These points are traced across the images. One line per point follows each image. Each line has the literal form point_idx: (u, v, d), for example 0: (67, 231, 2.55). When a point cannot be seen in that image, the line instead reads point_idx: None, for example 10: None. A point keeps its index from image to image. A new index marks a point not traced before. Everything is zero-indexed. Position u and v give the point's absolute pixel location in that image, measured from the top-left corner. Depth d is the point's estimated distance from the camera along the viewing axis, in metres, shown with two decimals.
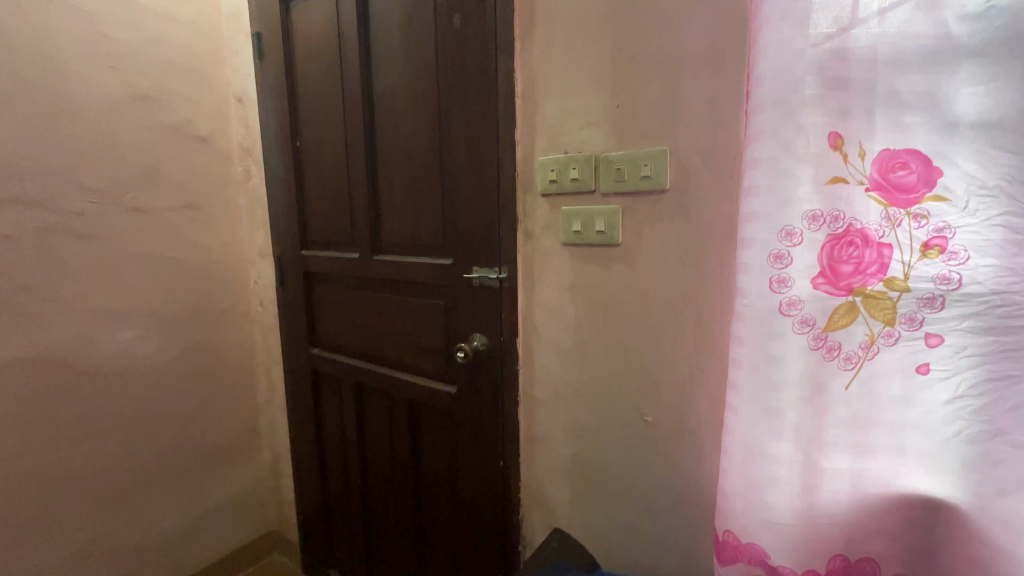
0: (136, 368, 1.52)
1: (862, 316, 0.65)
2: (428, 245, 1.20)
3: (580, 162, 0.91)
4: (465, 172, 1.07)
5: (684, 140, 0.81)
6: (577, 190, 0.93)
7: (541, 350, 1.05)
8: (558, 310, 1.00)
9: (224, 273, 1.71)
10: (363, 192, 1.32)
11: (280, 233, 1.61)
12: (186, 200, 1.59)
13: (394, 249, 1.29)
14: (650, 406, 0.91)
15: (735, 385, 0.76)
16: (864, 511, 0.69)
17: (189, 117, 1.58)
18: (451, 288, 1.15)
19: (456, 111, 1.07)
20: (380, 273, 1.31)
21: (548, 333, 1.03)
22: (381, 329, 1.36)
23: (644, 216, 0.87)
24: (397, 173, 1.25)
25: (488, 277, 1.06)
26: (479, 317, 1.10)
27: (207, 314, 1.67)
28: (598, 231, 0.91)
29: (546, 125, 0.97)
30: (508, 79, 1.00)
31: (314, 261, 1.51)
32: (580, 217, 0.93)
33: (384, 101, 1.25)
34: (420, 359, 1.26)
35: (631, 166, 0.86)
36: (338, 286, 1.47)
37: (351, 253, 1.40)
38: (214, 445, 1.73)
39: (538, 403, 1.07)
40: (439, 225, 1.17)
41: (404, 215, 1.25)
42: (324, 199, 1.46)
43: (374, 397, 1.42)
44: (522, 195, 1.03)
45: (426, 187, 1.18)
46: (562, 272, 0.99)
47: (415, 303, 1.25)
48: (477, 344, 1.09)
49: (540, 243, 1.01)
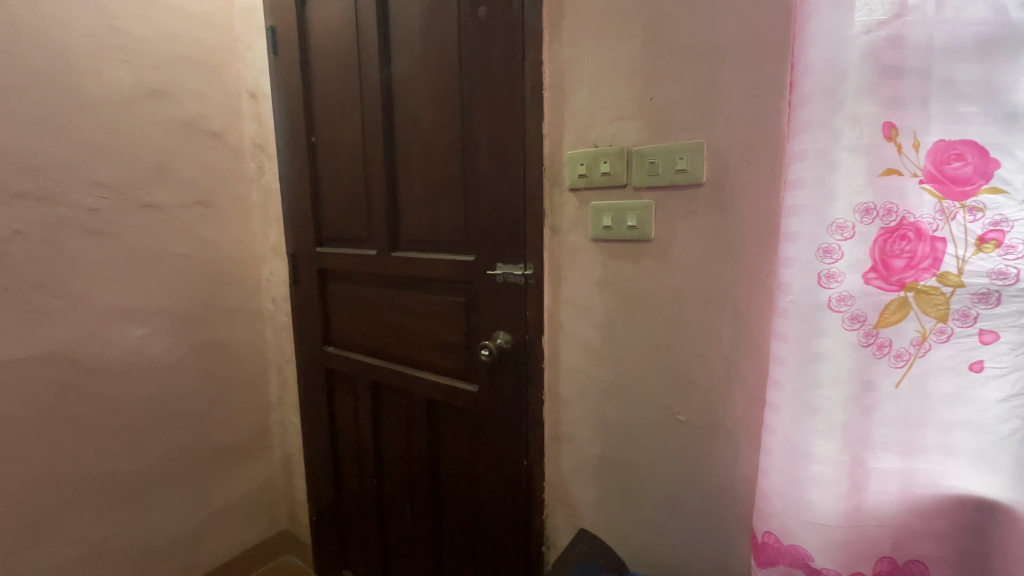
0: (147, 367, 1.50)
1: (914, 312, 0.64)
2: (449, 241, 1.18)
3: (612, 155, 0.89)
4: (489, 166, 1.05)
5: (722, 133, 0.79)
6: (608, 185, 0.91)
7: (567, 348, 1.03)
8: (586, 307, 0.98)
9: (235, 271, 1.69)
10: (381, 188, 1.30)
11: (294, 229, 1.59)
12: (198, 196, 1.57)
13: (413, 246, 1.27)
14: (684, 404, 0.89)
15: (778, 383, 0.74)
16: (913, 513, 0.68)
17: (201, 112, 1.56)
18: (473, 285, 1.13)
19: (480, 104, 1.05)
20: (398, 270, 1.29)
21: (574, 331, 1.01)
22: (399, 327, 1.34)
23: (678, 210, 0.85)
24: (417, 168, 1.23)
25: (514, 274, 1.03)
26: (503, 314, 1.08)
27: (219, 312, 1.66)
28: (629, 226, 0.89)
29: (574, 118, 0.95)
30: (535, 72, 0.98)
31: (329, 258, 1.50)
32: (611, 212, 0.91)
33: (404, 95, 1.23)
34: (440, 356, 1.25)
35: (666, 160, 0.84)
36: (355, 284, 1.45)
37: (367, 250, 1.38)
38: (226, 444, 1.72)
39: (563, 402, 1.05)
40: (461, 222, 1.15)
41: (423, 211, 1.23)
42: (339, 195, 1.44)
43: (391, 395, 1.40)
44: (548, 189, 1.01)
45: (447, 182, 1.16)
46: (590, 269, 0.97)
47: (435, 301, 1.23)
48: (501, 341, 1.07)
49: (567, 238, 1.00)
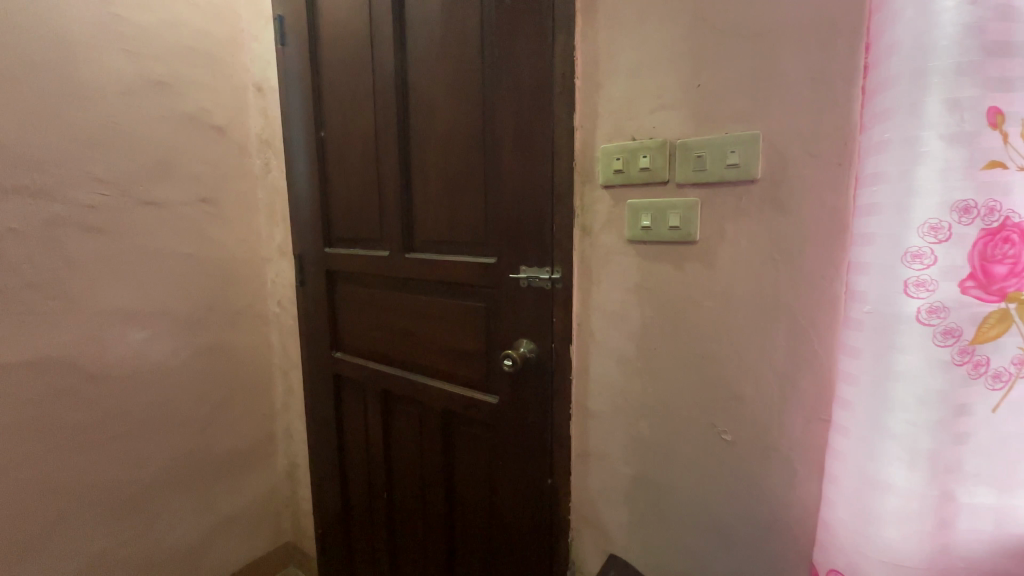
0: (147, 372, 1.42)
1: (1016, 326, 0.56)
2: (467, 242, 1.11)
3: (653, 149, 0.82)
4: (514, 162, 0.97)
5: (781, 123, 0.71)
6: (647, 181, 0.83)
7: (597, 359, 0.95)
8: (620, 315, 0.90)
9: (240, 272, 1.62)
10: (395, 185, 1.23)
11: (302, 228, 1.52)
12: (202, 193, 1.50)
13: (428, 247, 1.19)
14: (729, 422, 0.81)
15: (847, 404, 0.66)
16: (1008, 554, 0.60)
17: (206, 106, 1.49)
18: (495, 290, 1.05)
19: (504, 94, 0.98)
20: (413, 272, 1.22)
21: (607, 340, 0.93)
22: (413, 333, 1.26)
23: (728, 209, 0.77)
24: (434, 165, 1.15)
25: (539, 277, 0.96)
26: (526, 322, 1.00)
27: (222, 315, 1.58)
28: (671, 226, 0.82)
29: (609, 108, 0.87)
30: (566, 58, 0.90)
31: (338, 259, 1.42)
32: (650, 211, 0.83)
33: (420, 86, 1.15)
34: (457, 365, 1.17)
35: (715, 153, 0.76)
36: (365, 286, 1.38)
37: (379, 251, 1.31)
38: (229, 452, 1.64)
39: (592, 417, 0.97)
40: (482, 221, 1.07)
41: (440, 211, 1.15)
42: (349, 193, 1.37)
43: (403, 405, 1.33)
44: (579, 186, 0.93)
45: (466, 179, 1.09)
46: (625, 273, 0.89)
47: (452, 305, 1.15)
48: (525, 350, 1.00)
49: (600, 240, 0.91)
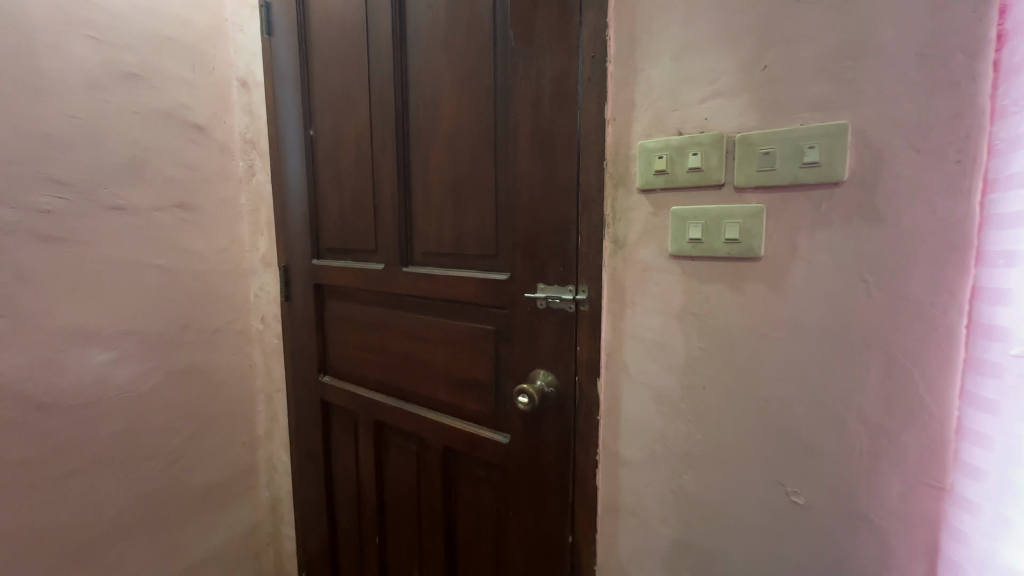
0: (110, 401, 1.25)
1: None
2: (475, 256, 0.96)
3: (706, 145, 0.67)
4: (531, 164, 0.83)
5: (878, 111, 0.57)
6: (698, 185, 0.68)
7: (630, 397, 0.79)
8: (660, 346, 0.75)
9: (220, 285, 1.46)
10: (392, 190, 1.08)
11: (289, 237, 1.37)
12: (178, 198, 1.35)
13: (428, 261, 1.05)
14: (800, 481, 0.66)
15: (977, 473, 0.54)
16: None
17: (184, 101, 1.34)
18: (507, 312, 0.91)
19: (521, 84, 0.83)
20: (411, 290, 1.07)
21: (643, 374, 0.77)
22: (412, 358, 1.11)
23: (802, 219, 0.62)
24: (436, 167, 1.00)
25: (561, 299, 0.83)
26: (544, 350, 0.86)
27: (199, 334, 1.42)
28: (727, 239, 0.67)
29: (650, 97, 0.72)
30: (597, 39, 0.76)
31: (327, 272, 1.27)
32: (701, 220, 0.68)
33: (422, 76, 1.01)
34: (461, 396, 1.02)
35: (788, 149, 0.61)
36: (357, 304, 1.22)
37: (373, 264, 1.16)
38: (204, 486, 1.47)
39: (623, 466, 0.81)
40: (492, 232, 0.93)
41: (443, 219, 1.01)
42: (340, 199, 1.22)
43: (398, 439, 1.17)
44: (610, 190, 0.77)
45: (475, 183, 0.94)
46: (667, 295, 0.74)
47: (456, 329, 1.00)
48: (542, 383, 0.85)
49: (636, 255, 0.76)
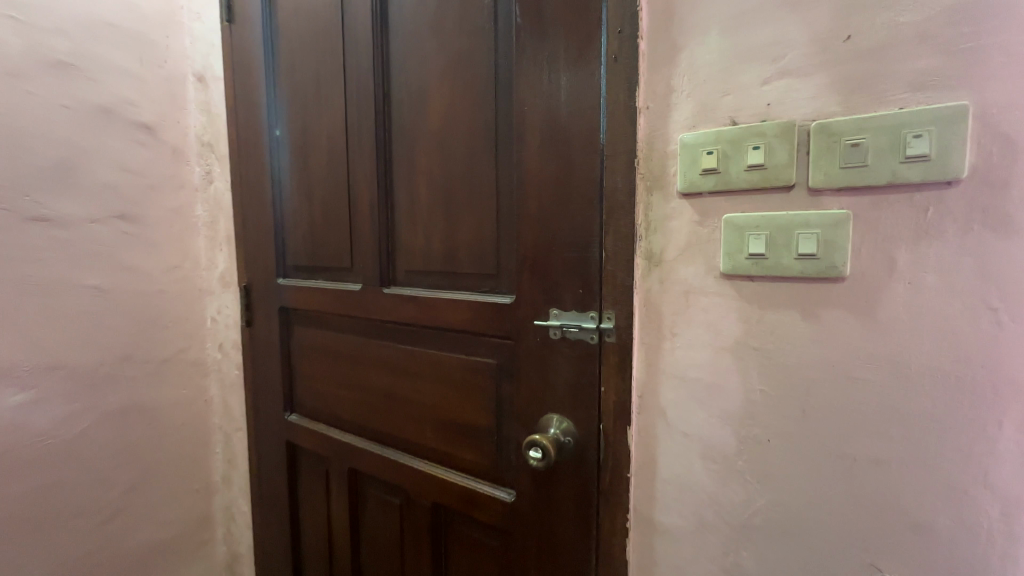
0: (28, 449, 1.03)
1: None
2: (470, 276, 0.81)
3: (771, 136, 0.53)
4: (544, 163, 0.69)
5: (1009, 89, 0.44)
6: (759, 186, 0.54)
7: (669, 449, 0.64)
8: (710, 388, 0.60)
9: (169, 309, 1.26)
10: (371, 199, 0.92)
11: (251, 253, 1.18)
12: (119, 208, 1.15)
13: (414, 281, 0.89)
14: (900, 565, 0.51)
15: None
16: None
17: (129, 97, 1.15)
18: (512, 343, 0.76)
19: (530, 69, 0.69)
20: (394, 316, 0.90)
21: (687, 422, 0.62)
22: (393, 397, 0.93)
23: (902, 229, 0.49)
24: (424, 171, 0.85)
25: (580, 327, 0.68)
26: (559, 390, 0.71)
27: (143, 366, 1.21)
28: (801, 255, 0.53)
29: (693, 79, 0.59)
30: (626, 10, 0.62)
31: (295, 294, 1.09)
32: (764, 231, 0.55)
33: (407, 62, 0.86)
34: (455, 444, 0.85)
35: (885, 139, 0.48)
36: (329, 331, 1.05)
37: (349, 284, 0.99)
38: (147, 546, 1.24)
39: (661, 536, 0.65)
40: (492, 247, 0.77)
41: (431, 232, 0.85)
42: (310, 209, 1.05)
43: (378, 491, 0.99)
44: (643, 194, 0.63)
45: (472, 189, 0.79)
46: (718, 324, 0.59)
47: (449, 362, 0.84)
48: (557, 432, 0.70)
49: (676, 275, 0.61)
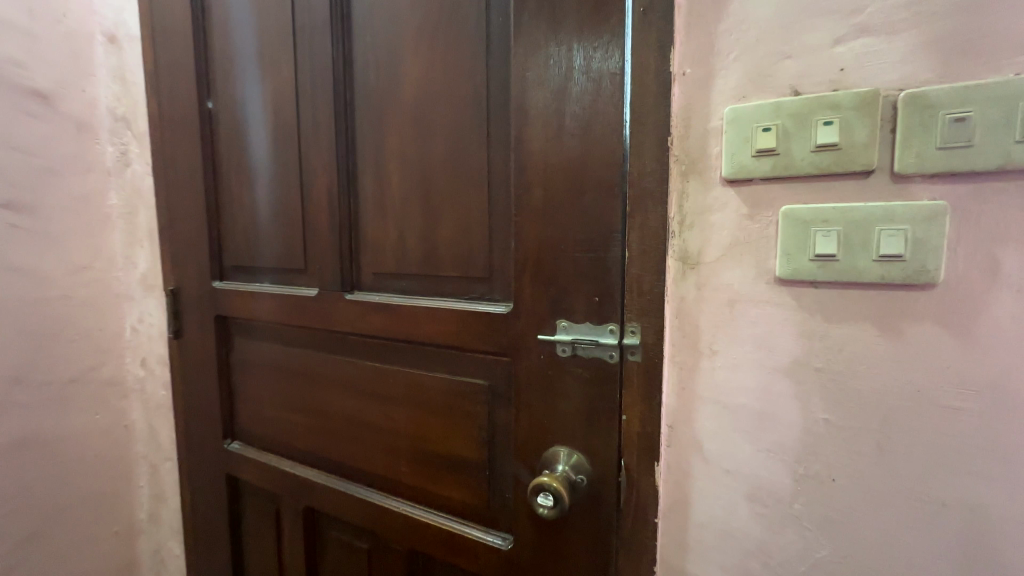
0: None
1: None
2: (455, 280, 0.67)
3: (847, 110, 0.43)
4: (554, 142, 0.56)
5: None
6: (829, 172, 0.44)
7: (706, 490, 0.53)
8: (759, 417, 0.50)
9: (76, 320, 1.03)
10: (329, 187, 0.76)
11: (179, 251, 0.98)
12: (4, 194, 0.91)
13: (385, 286, 0.74)
14: None
15: None
16: None
17: (15, 55, 0.91)
18: (508, 361, 0.63)
19: (535, 24, 0.56)
20: (361, 328, 0.75)
21: (729, 458, 0.52)
22: (360, 424, 0.78)
23: (1012, 225, 0.39)
24: (397, 153, 0.70)
25: (596, 344, 0.56)
26: (569, 418, 0.58)
27: (41, 390, 0.98)
28: (883, 256, 0.43)
29: (743, 39, 0.47)
30: None
31: (235, 300, 0.91)
32: (835, 226, 0.44)
33: (374, 18, 0.70)
34: (436, 480, 0.71)
35: (994, 114, 0.39)
36: (279, 344, 0.88)
37: (303, 288, 0.82)
38: None
39: None
40: (483, 245, 0.64)
41: (406, 226, 0.70)
42: (253, 198, 0.87)
43: (341, 534, 0.84)
44: (677, 181, 0.51)
45: (457, 175, 0.65)
46: (770, 340, 0.49)
47: (429, 383, 0.70)
48: (568, 470, 0.57)
49: (718, 279, 0.50)
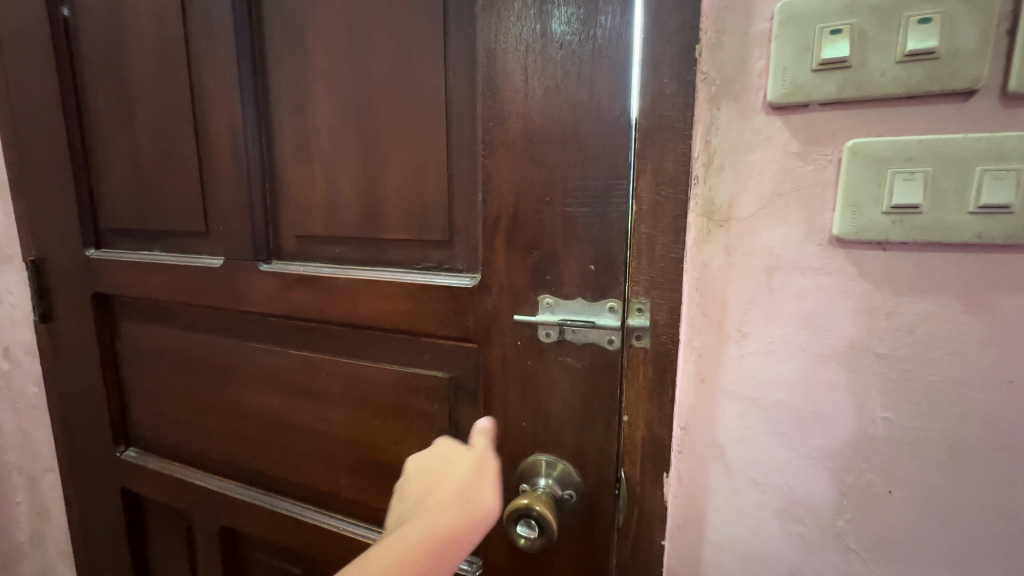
0: None
1: None
2: (404, 245, 0.52)
3: (952, 2, 0.31)
4: (541, 54, 0.41)
5: None
6: (918, 91, 0.33)
7: (726, 504, 0.43)
8: (800, 416, 0.39)
9: None
10: (232, 121, 0.57)
11: (38, 211, 0.75)
12: None
13: (313, 253, 0.57)
14: None
15: None
16: None
17: None
18: (475, 348, 0.49)
19: None
20: (282, 308, 0.59)
21: (757, 466, 0.41)
22: (287, 426, 0.63)
23: None
24: (322, 73, 0.52)
25: (590, 326, 0.43)
26: (555, 418, 0.46)
27: None
28: (983, 206, 0.32)
29: None
30: None
31: (117, 274, 0.71)
32: (921, 166, 0.33)
33: None
34: (386, 495, 0.57)
35: None
36: (179, 329, 0.69)
37: (205, 257, 0.64)
38: None
39: None
40: (441, 197, 0.49)
41: (337, 173, 0.53)
42: (134, 139, 0.66)
43: (269, 557, 0.69)
44: (703, 109, 0.38)
45: (404, 104, 0.49)
46: (820, 319, 0.38)
47: (372, 376, 0.55)
48: (551, 485, 0.45)
49: (753, 241, 0.39)
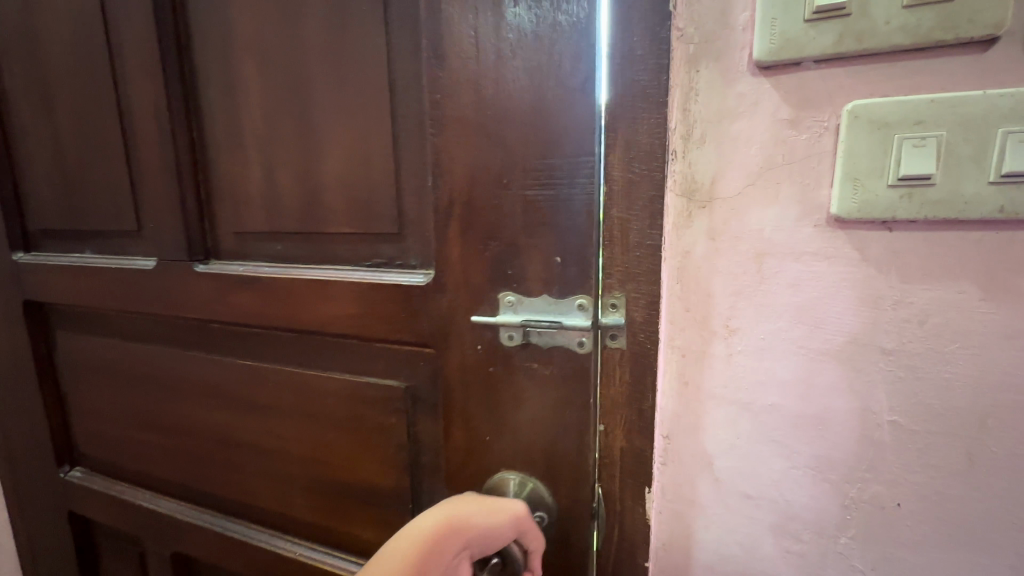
0: None
1: None
2: (352, 239, 0.46)
3: None
4: (492, 13, 0.35)
5: None
6: (928, 42, 0.28)
7: (716, 520, 0.38)
8: (796, 421, 0.35)
9: None
10: (157, 104, 0.51)
11: None
12: None
13: (255, 251, 0.51)
14: None
15: None
16: None
17: None
18: (433, 352, 0.44)
19: None
20: (224, 314, 0.53)
21: (749, 477, 0.36)
22: (237, 443, 0.57)
23: None
24: (253, 47, 0.46)
25: (558, 326, 0.37)
26: (524, 430, 0.41)
27: None
28: (1006, 174, 0.27)
29: None
30: None
31: (48, 280, 0.64)
32: (933, 130, 0.28)
33: None
34: (344, 516, 0.52)
35: None
36: (117, 339, 0.63)
37: (139, 258, 0.57)
38: None
39: None
40: (390, 184, 0.43)
41: (275, 159, 0.47)
42: (56, 129, 0.60)
43: None
44: (680, 72, 0.33)
45: (344, 78, 0.43)
46: (818, 312, 0.33)
47: (325, 387, 0.49)
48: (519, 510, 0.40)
49: (740, 223, 0.33)
